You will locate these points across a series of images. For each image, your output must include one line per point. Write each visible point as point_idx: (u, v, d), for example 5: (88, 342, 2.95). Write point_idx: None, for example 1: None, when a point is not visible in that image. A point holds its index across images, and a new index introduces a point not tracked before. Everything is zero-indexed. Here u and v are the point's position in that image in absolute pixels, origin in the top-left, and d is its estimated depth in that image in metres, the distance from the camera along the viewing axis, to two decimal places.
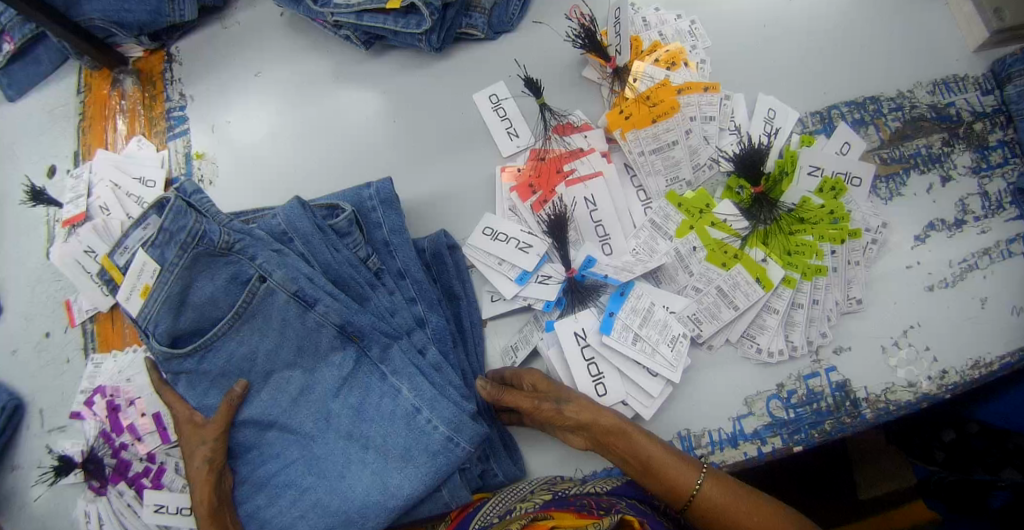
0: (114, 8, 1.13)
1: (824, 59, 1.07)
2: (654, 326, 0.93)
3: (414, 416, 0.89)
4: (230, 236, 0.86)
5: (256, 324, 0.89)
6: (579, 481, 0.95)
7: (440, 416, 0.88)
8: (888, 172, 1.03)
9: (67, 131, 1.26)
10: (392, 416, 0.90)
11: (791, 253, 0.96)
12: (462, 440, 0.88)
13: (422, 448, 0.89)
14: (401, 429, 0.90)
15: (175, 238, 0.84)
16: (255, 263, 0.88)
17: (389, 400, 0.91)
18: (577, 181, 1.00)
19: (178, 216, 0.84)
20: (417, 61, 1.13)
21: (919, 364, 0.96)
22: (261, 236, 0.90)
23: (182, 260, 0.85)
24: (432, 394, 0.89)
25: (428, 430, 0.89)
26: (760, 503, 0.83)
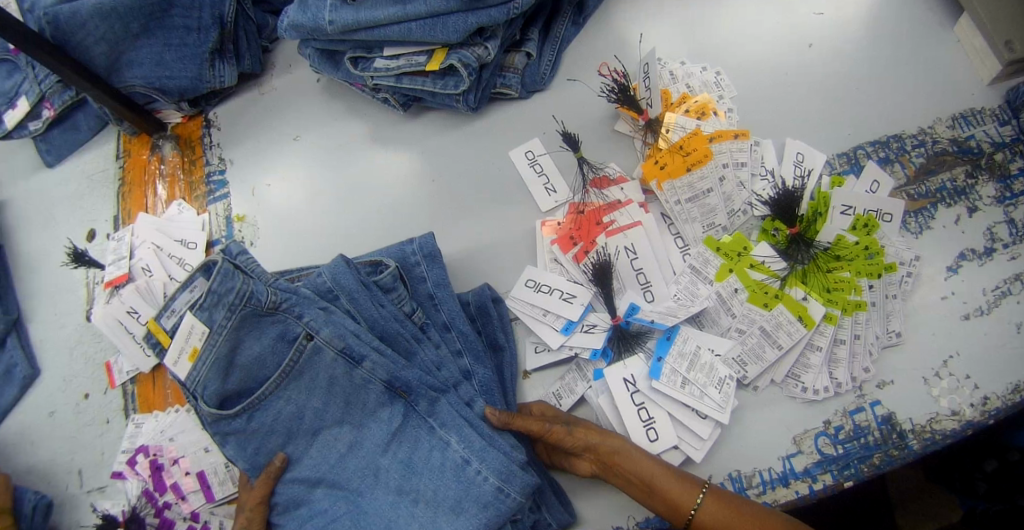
0: (156, 75, 1.17)
1: (843, 101, 1.11)
2: (702, 369, 0.94)
3: (464, 467, 0.88)
4: (276, 295, 0.88)
5: (303, 382, 0.91)
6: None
7: (490, 467, 0.86)
8: (916, 207, 1.06)
9: (106, 195, 1.29)
10: (441, 469, 0.89)
11: (831, 290, 0.97)
12: (513, 490, 0.86)
13: (472, 499, 0.87)
14: (451, 483, 0.88)
15: (222, 300, 0.85)
16: (302, 321, 0.90)
17: (438, 453, 0.89)
18: (617, 230, 1.03)
19: (226, 279, 0.85)
20: (455, 121, 1.18)
21: (961, 392, 0.97)
22: (307, 294, 0.92)
23: (231, 321, 0.86)
24: (481, 445, 0.88)
25: (476, 481, 0.87)
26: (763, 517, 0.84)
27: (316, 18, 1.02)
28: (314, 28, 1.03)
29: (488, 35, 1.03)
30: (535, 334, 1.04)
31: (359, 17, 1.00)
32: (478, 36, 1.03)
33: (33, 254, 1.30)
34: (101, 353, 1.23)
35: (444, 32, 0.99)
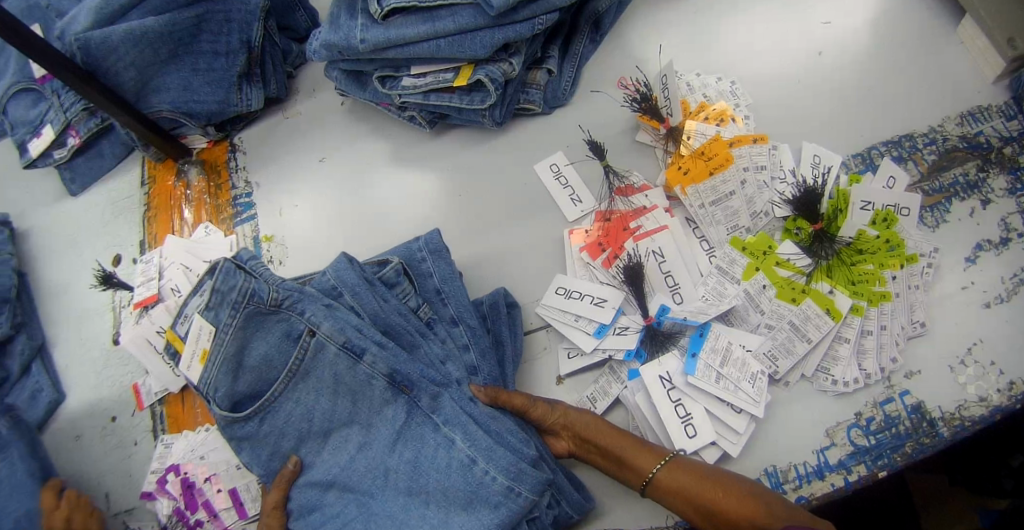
0: (184, 99, 1.20)
1: (855, 105, 1.15)
2: (734, 364, 0.95)
3: (470, 467, 0.88)
4: (278, 293, 0.90)
5: (310, 382, 0.91)
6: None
7: (497, 466, 0.87)
8: (932, 202, 1.09)
9: (131, 221, 1.30)
10: (448, 469, 0.88)
11: (856, 283, 0.99)
12: (524, 489, 0.86)
13: (482, 499, 0.87)
14: (458, 482, 0.88)
15: (227, 300, 0.88)
16: (305, 317, 0.91)
17: (444, 452, 0.89)
18: (644, 235, 1.05)
19: (229, 277, 0.88)
20: (480, 137, 1.21)
21: (987, 378, 0.99)
22: (311, 293, 0.94)
23: (236, 319, 0.88)
24: (486, 444, 0.88)
25: (484, 482, 0.87)
26: (730, 484, 0.84)
27: (348, 38, 1.04)
28: (346, 46, 1.05)
29: (513, 51, 1.06)
30: (566, 339, 1.05)
31: (390, 36, 1.02)
32: (503, 52, 1.06)
33: (58, 280, 1.31)
34: (128, 376, 1.24)
35: (472, 48, 1.01)
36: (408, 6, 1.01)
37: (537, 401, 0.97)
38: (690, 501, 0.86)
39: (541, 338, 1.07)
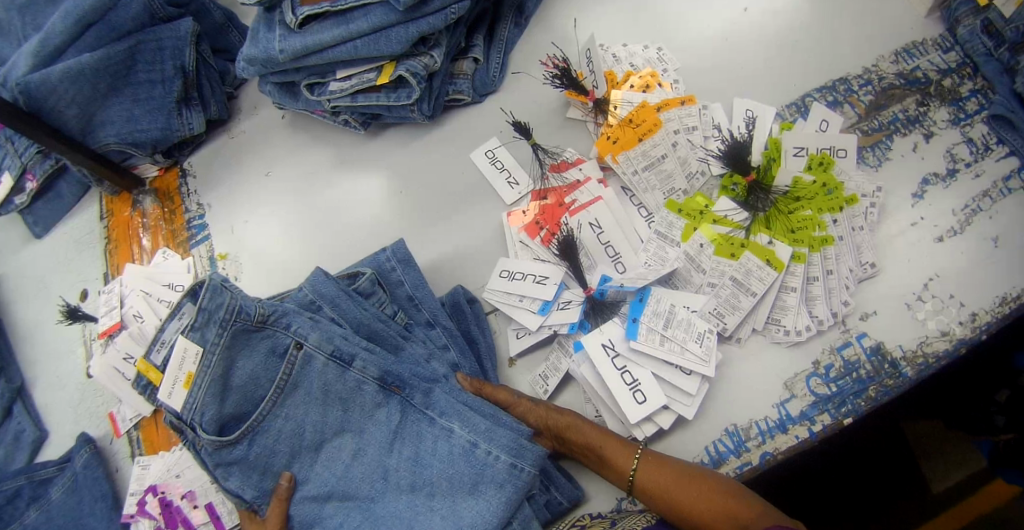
0: (127, 131, 1.22)
1: (787, 55, 1.14)
2: (679, 326, 0.94)
3: (473, 450, 0.88)
4: (265, 308, 0.90)
5: (299, 395, 0.90)
6: (611, 521, 0.92)
7: (499, 445, 0.88)
8: (871, 142, 1.08)
9: (93, 255, 1.33)
10: (451, 457, 0.89)
11: (795, 230, 0.98)
12: (527, 464, 0.87)
13: (488, 480, 0.87)
14: (465, 467, 0.88)
15: (213, 318, 0.87)
16: (291, 330, 0.91)
17: (443, 442, 0.89)
18: (579, 209, 1.05)
19: (216, 294, 0.87)
20: (415, 132, 1.22)
21: (947, 313, 0.97)
22: (293, 307, 0.94)
23: (224, 337, 0.87)
24: (485, 426, 0.89)
25: (488, 462, 0.87)
26: (711, 484, 0.84)
27: (267, 49, 1.07)
28: (266, 59, 1.08)
29: (432, 43, 1.07)
30: (515, 321, 1.05)
31: (308, 43, 1.04)
32: (422, 45, 1.07)
33: (31, 321, 1.35)
34: (104, 405, 1.26)
35: (388, 45, 1.03)
36: (322, 12, 1.03)
37: (522, 398, 0.98)
38: (665, 500, 0.86)
39: (491, 322, 1.07)
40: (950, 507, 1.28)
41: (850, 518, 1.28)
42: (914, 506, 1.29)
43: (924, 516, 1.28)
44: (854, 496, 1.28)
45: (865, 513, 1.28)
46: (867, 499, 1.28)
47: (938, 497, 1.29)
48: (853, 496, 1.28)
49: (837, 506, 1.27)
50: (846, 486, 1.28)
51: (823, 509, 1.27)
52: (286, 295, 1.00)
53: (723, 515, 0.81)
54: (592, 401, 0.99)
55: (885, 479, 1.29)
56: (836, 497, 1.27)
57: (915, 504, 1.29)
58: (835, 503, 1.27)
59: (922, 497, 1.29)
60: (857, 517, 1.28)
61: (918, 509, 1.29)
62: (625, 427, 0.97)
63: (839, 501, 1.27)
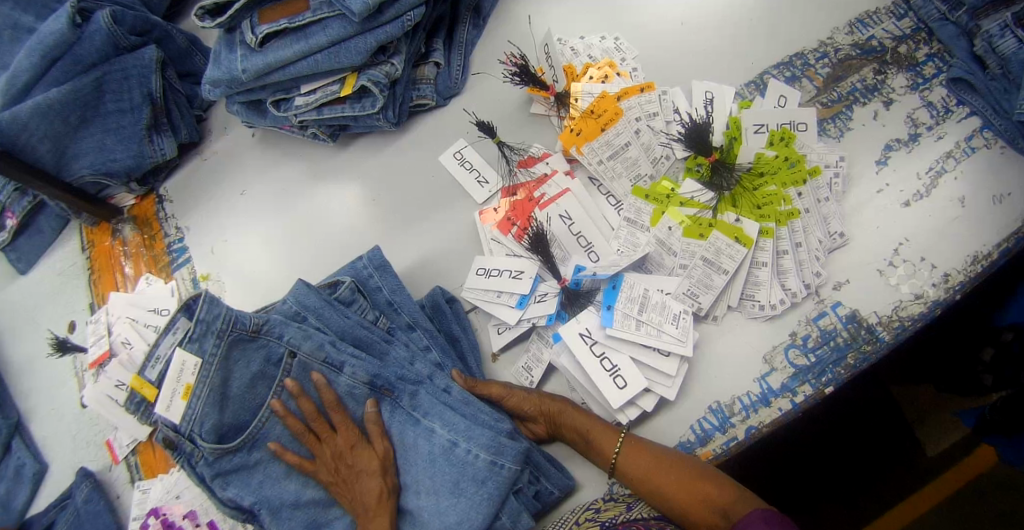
0: (101, 160, 1.24)
1: (744, 34, 1.15)
2: (654, 309, 0.96)
3: (453, 449, 0.89)
4: (259, 317, 0.93)
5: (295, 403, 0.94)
6: (625, 505, 0.94)
7: (479, 443, 0.88)
8: (832, 113, 1.09)
9: (78, 287, 1.35)
10: (432, 457, 0.90)
11: (761, 206, 1.00)
12: (506, 460, 0.88)
13: (469, 478, 0.88)
14: (444, 468, 0.89)
15: (210, 328, 0.90)
16: (284, 340, 0.94)
17: (425, 440, 0.91)
18: (548, 202, 1.07)
19: (212, 306, 0.90)
20: (384, 140, 1.23)
21: (920, 275, 0.98)
22: (280, 318, 0.95)
23: (221, 348, 0.90)
24: (465, 425, 0.90)
25: (468, 460, 0.88)
26: (692, 470, 0.86)
27: (231, 70, 1.08)
28: (231, 79, 1.09)
29: (391, 51, 1.09)
30: (494, 317, 1.07)
31: (269, 61, 1.05)
32: (382, 54, 1.09)
33: (23, 357, 1.36)
34: (101, 434, 1.27)
35: (349, 56, 1.04)
36: (281, 29, 1.04)
37: (514, 390, 0.99)
38: (647, 485, 0.88)
39: (471, 320, 1.09)
40: (947, 468, 1.31)
41: (846, 488, 1.32)
42: (911, 472, 1.31)
43: (921, 480, 1.31)
44: (849, 466, 1.31)
45: (861, 481, 1.32)
46: (863, 468, 1.32)
47: (933, 460, 1.31)
48: (848, 467, 1.31)
49: (831, 477, 1.31)
50: (840, 457, 1.31)
51: (819, 482, 1.31)
52: (269, 308, 1.01)
53: (700, 501, 0.84)
54: (576, 390, 1.01)
55: (880, 447, 1.32)
56: (831, 470, 1.31)
57: (912, 470, 1.31)
58: (830, 475, 1.31)
59: (918, 463, 1.31)
60: (853, 487, 1.32)
61: (916, 474, 1.31)
62: (609, 412, 0.99)
63: (834, 473, 1.31)
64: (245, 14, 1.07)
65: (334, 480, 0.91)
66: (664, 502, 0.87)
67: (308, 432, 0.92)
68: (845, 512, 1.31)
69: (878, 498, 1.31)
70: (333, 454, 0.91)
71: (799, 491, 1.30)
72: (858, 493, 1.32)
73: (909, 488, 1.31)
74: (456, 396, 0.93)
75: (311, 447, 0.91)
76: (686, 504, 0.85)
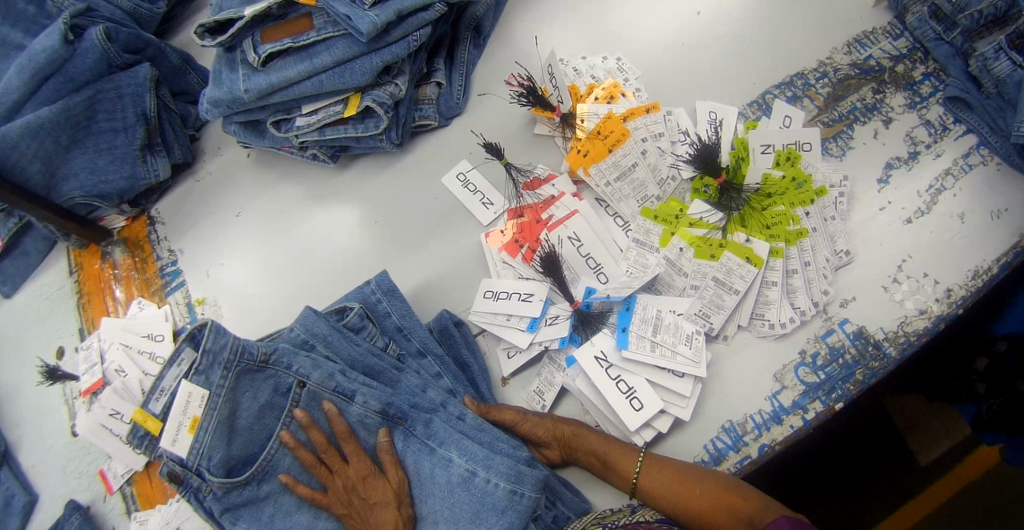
0: (93, 183, 1.20)
1: (745, 54, 1.17)
2: (668, 331, 0.96)
3: (472, 478, 0.89)
4: (266, 347, 0.91)
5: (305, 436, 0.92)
6: (630, 510, 0.92)
7: (498, 473, 0.88)
8: (833, 132, 1.11)
9: (67, 312, 1.31)
10: (450, 486, 0.89)
11: (770, 226, 1.01)
12: (526, 489, 0.87)
13: (489, 508, 0.88)
14: (463, 497, 0.89)
15: (218, 359, 0.88)
16: (292, 370, 0.92)
17: (441, 470, 0.90)
18: (557, 224, 1.07)
19: (219, 335, 0.88)
20: (385, 161, 1.22)
21: (923, 291, 1.00)
22: (288, 347, 0.94)
23: (228, 379, 0.89)
24: (483, 454, 0.89)
25: (488, 490, 0.88)
26: (714, 481, 0.87)
27: (232, 90, 1.05)
28: (231, 99, 1.06)
29: (395, 72, 1.08)
30: (503, 340, 1.06)
31: (272, 81, 1.03)
32: (386, 75, 1.07)
33: (9, 386, 1.31)
34: (94, 463, 1.23)
35: (354, 76, 1.03)
36: (284, 48, 1.02)
37: (528, 415, 0.98)
38: (670, 501, 0.88)
39: (480, 344, 1.07)
40: (939, 477, 1.34)
41: (841, 496, 1.36)
42: (903, 481, 1.35)
43: (916, 486, 1.34)
44: (842, 474, 1.36)
45: (854, 490, 1.36)
46: (855, 476, 1.36)
47: (926, 468, 1.34)
48: (842, 474, 1.37)
49: (824, 485, 1.36)
50: (833, 465, 1.36)
51: (812, 490, 1.36)
52: (277, 336, 0.99)
53: (726, 512, 0.84)
54: (590, 413, 1.00)
55: (871, 456, 1.36)
56: (824, 476, 1.36)
57: (904, 479, 1.35)
58: (823, 482, 1.36)
59: (910, 471, 1.35)
60: (847, 496, 1.36)
61: (908, 483, 1.35)
62: (624, 435, 0.98)
63: (826, 480, 1.36)
64: (246, 33, 1.05)
65: (346, 511, 0.89)
66: (689, 518, 0.87)
67: (319, 463, 0.89)
68: (840, 519, 1.35)
69: (872, 507, 1.35)
70: (347, 485, 0.89)
71: (793, 498, 1.36)
72: (853, 503, 1.36)
73: (903, 496, 1.35)
74: (471, 424, 0.93)
75: (323, 479, 0.89)
76: (713, 517, 0.85)
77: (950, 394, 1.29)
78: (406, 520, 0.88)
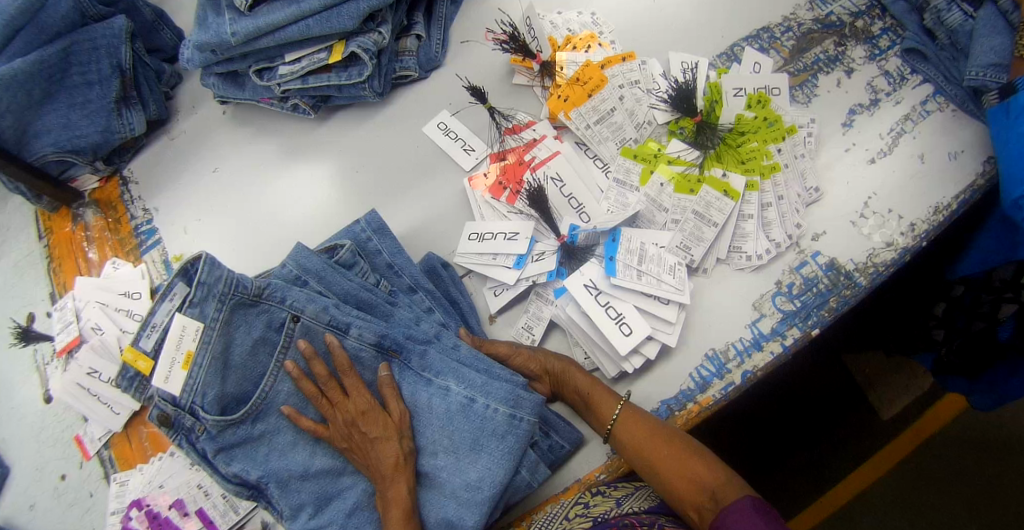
0: (66, 138, 1.18)
1: (713, 11, 1.22)
2: (652, 261, 0.99)
3: (470, 405, 0.90)
4: (260, 281, 0.91)
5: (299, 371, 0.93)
6: (614, 500, 0.91)
7: (497, 398, 0.89)
8: (799, 81, 1.16)
9: (36, 278, 1.27)
10: (449, 415, 0.90)
11: (746, 162, 1.06)
12: (525, 413, 0.89)
13: (489, 434, 0.89)
14: (463, 424, 0.90)
15: (213, 292, 0.88)
16: (287, 303, 0.92)
17: (440, 400, 0.91)
18: (539, 164, 1.10)
19: (214, 268, 0.88)
20: (366, 113, 1.22)
21: (889, 225, 1.05)
22: (283, 281, 0.94)
23: (222, 312, 0.89)
24: (481, 381, 0.91)
25: (487, 415, 0.89)
26: (686, 446, 0.88)
27: (219, 34, 1.05)
28: (218, 43, 1.06)
29: (380, 20, 1.09)
30: (490, 280, 1.07)
31: (259, 24, 1.04)
32: (370, 22, 1.09)
33: None
34: (68, 430, 1.19)
35: (340, 21, 1.04)
36: None
37: (519, 349, 1.00)
38: (640, 453, 0.90)
39: (466, 285, 1.08)
40: (900, 432, 1.48)
41: (809, 451, 1.49)
42: (866, 437, 1.48)
43: (880, 442, 1.48)
44: (809, 433, 1.49)
45: (821, 447, 1.49)
46: (822, 435, 1.49)
47: (887, 423, 1.48)
48: (807, 432, 1.50)
49: (792, 442, 1.49)
50: (799, 421, 1.50)
51: (781, 448, 1.49)
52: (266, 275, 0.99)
53: (689, 480, 0.85)
54: (578, 345, 1.03)
55: (834, 416, 1.50)
56: (792, 433, 1.50)
57: (867, 434, 1.48)
58: (790, 438, 1.49)
59: (873, 427, 1.48)
60: (818, 454, 1.48)
61: (872, 438, 1.48)
62: (614, 363, 1.00)
63: (794, 438, 1.49)
64: None
65: (348, 444, 0.90)
66: (656, 475, 0.88)
67: (321, 396, 0.91)
68: (813, 474, 1.47)
69: (838, 460, 1.47)
70: (349, 421, 0.89)
71: (763, 457, 1.49)
72: (824, 458, 1.48)
73: (866, 451, 1.47)
74: (467, 353, 0.94)
75: (324, 410, 0.90)
76: (676, 481, 0.86)
77: (912, 346, 1.34)
78: (407, 452, 0.89)
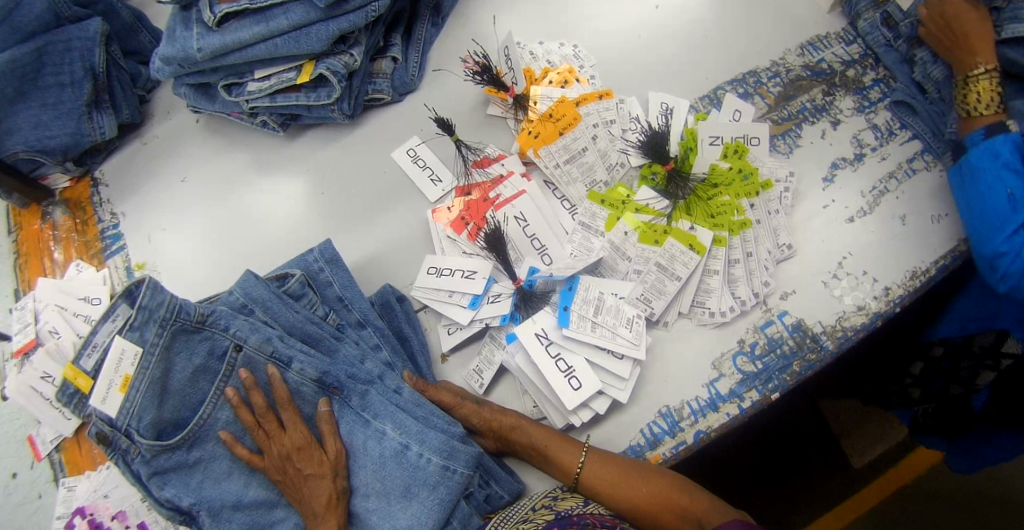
0: (35, 137, 1.16)
1: (698, 51, 1.18)
2: (608, 312, 0.97)
3: (404, 452, 0.89)
4: (203, 308, 0.89)
5: None
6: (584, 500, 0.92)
7: (430, 447, 0.88)
8: (782, 130, 1.11)
9: (3, 273, 1.26)
10: (382, 458, 0.89)
11: (715, 216, 1.03)
12: (459, 465, 0.88)
13: (421, 483, 0.88)
14: (397, 470, 0.88)
15: (153, 317, 0.86)
16: (229, 332, 0.90)
17: (375, 443, 0.90)
18: (503, 203, 1.07)
19: (156, 293, 0.86)
20: (336, 134, 1.21)
21: (862, 288, 1.00)
22: (227, 309, 0.92)
23: (163, 338, 0.87)
24: (417, 428, 0.89)
25: (420, 464, 0.88)
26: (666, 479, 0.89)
27: (185, 48, 1.04)
28: (184, 57, 1.04)
29: (351, 42, 1.07)
30: (444, 317, 1.05)
31: (226, 41, 1.02)
32: (341, 44, 1.06)
33: None
34: (23, 429, 1.21)
35: (308, 42, 1.01)
36: (240, 9, 1.01)
37: (466, 400, 0.98)
38: (617, 496, 0.88)
39: (421, 320, 1.06)
40: (869, 480, 1.44)
41: (776, 492, 1.44)
42: (835, 484, 1.44)
43: (848, 489, 1.44)
44: (776, 473, 1.45)
45: (789, 489, 1.44)
46: (792, 475, 1.45)
47: (857, 471, 1.44)
48: (777, 472, 1.45)
49: (755, 482, 1.45)
50: (771, 464, 1.45)
51: (745, 487, 1.45)
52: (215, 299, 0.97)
53: (674, 510, 0.87)
54: (528, 393, 1.00)
55: (806, 460, 1.46)
56: (760, 473, 1.45)
57: (834, 480, 1.44)
58: (756, 479, 1.45)
59: (843, 473, 1.44)
60: (784, 499, 1.44)
61: (841, 484, 1.44)
62: (562, 415, 0.98)
63: (760, 477, 1.45)
64: None
65: (282, 478, 0.88)
66: (639, 512, 0.88)
67: (258, 427, 0.89)
68: (776, 517, 1.43)
69: (800, 507, 1.43)
70: (282, 456, 0.88)
71: (731, 494, 1.44)
72: (791, 501, 1.44)
73: (834, 497, 1.43)
74: (407, 397, 0.92)
75: (260, 443, 0.88)
76: (661, 514, 0.87)
77: (887, 400, 1.25)
78: (340, 493, 0.88)
